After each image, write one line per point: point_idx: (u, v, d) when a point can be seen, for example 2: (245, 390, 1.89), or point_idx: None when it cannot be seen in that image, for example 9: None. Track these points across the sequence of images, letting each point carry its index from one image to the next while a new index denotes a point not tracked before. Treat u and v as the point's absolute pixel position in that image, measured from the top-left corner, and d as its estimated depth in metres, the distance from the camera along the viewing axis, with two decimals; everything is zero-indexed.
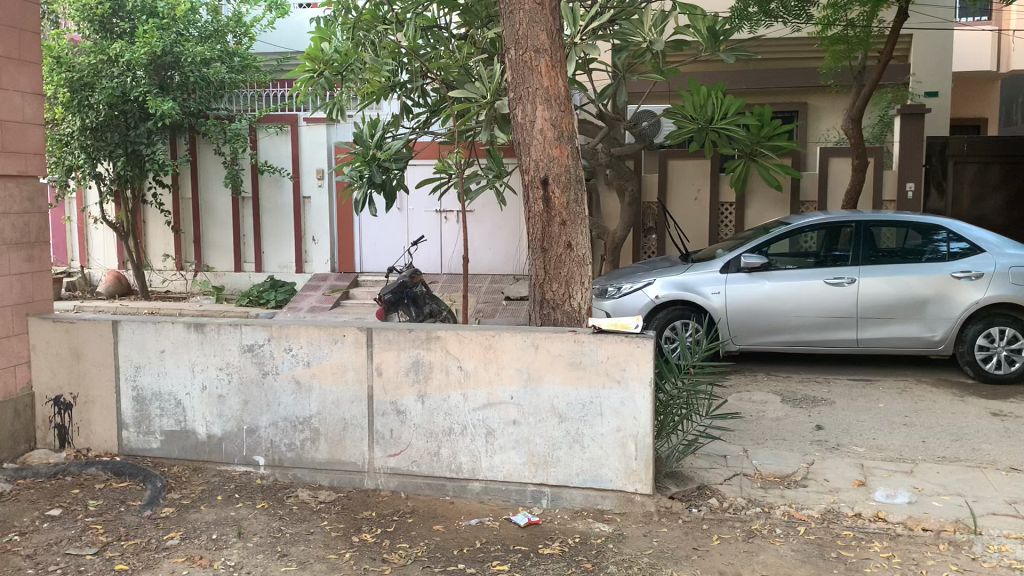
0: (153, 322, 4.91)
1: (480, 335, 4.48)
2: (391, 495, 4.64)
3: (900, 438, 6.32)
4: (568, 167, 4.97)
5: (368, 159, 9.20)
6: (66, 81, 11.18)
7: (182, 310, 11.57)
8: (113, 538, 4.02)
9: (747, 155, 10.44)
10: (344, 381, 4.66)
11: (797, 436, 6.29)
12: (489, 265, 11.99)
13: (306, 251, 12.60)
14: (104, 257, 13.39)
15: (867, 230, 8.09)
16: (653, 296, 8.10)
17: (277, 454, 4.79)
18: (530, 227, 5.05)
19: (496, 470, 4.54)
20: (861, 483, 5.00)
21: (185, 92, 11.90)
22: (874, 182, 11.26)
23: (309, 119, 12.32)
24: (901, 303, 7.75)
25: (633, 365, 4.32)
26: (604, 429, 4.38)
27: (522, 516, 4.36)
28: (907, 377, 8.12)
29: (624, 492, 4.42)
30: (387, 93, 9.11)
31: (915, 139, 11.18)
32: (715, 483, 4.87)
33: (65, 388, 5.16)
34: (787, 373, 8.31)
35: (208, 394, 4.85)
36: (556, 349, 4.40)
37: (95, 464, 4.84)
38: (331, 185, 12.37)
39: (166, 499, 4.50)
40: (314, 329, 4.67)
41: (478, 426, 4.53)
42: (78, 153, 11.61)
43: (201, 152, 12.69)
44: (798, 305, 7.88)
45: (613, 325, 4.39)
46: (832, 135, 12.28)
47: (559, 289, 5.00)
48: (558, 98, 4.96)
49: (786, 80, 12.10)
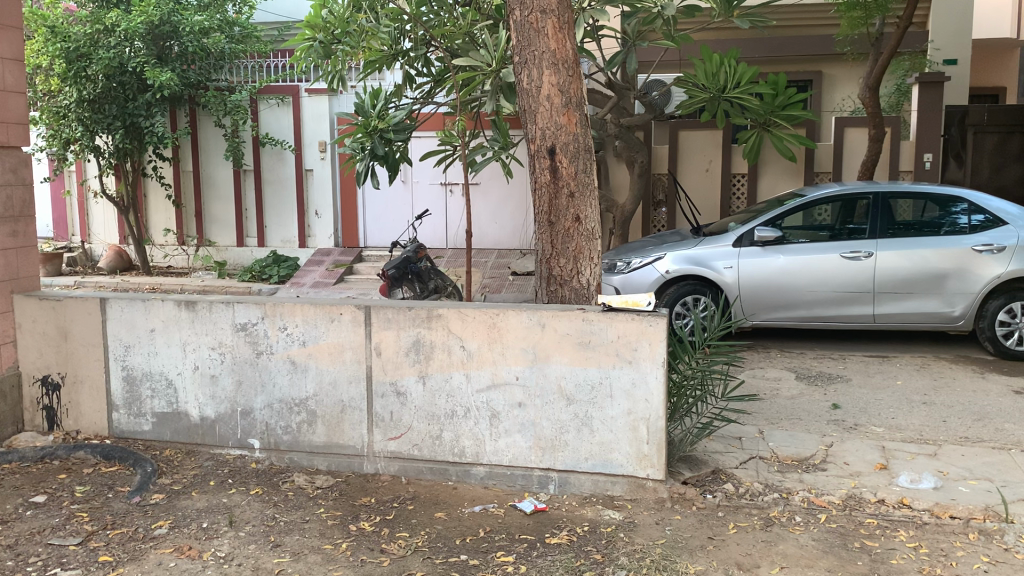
0: (143, 300, 4.69)
1: (483, 313, 4.25)
2: (391, 480, 4.45)
3: (920, 417, 6.09)
4: (576, 135, 4.72)
5: (370, 131, 8.90)
6: (61, 52, 10.85)
7: (184, 286, 11.38)
8: (98, 527, 3.82)
9: (760, 125, 10.16)
10: (342, 362, 4.44)
11: (813, 416, 6.07)
12: (495, 239, 11.73)
13: (309, 225, 12.36)
14: (105, 232, 13.16)
15: (885, 202, 7.78)
16: (664, 271, 7.85)
17: (273, 437, 4.59)
18: (536, 200, 4.81)
19: (501, 454, 4.34)
20: (884, 467, 4.77)
21: (184, 63, 11.62)
22: (891, 153, 10.92)
23: (310, 90, 12.05)
24: (920, 277, 7.49)
25: (645, 345, 4.09)
26: (614, 412, 4.17)
27: (528, 503, 4.15)
28: (925, 353, 7.87)
29: (635, 478, 4.21)
30: (389, 62, 8.81)
31: (933, 109, 10.84)
32: (731, 467, 4.66)
33: (53, 367, 4.96)
34: (801, 349, 8.07)
35: (200, 374, 4.64)
36: (565, 328, 4.17)
37: (84, 448, 4.65)
38: (333, 158, 12.11)
39: (156, 484, 4.31)
40: (309, 307, 4.44)
41: (481, 408, 4.32)
42: (76, 126, 11.35)
43: (201, 124, 12.44)
44: (813, 280, 7.63)
45: (624, 303, 4.19)
46: (847, 105, 11.98)
47: (567, 265, 4.76)
48: (566, 62, 4.69)
49: (801, 47, 11.76)
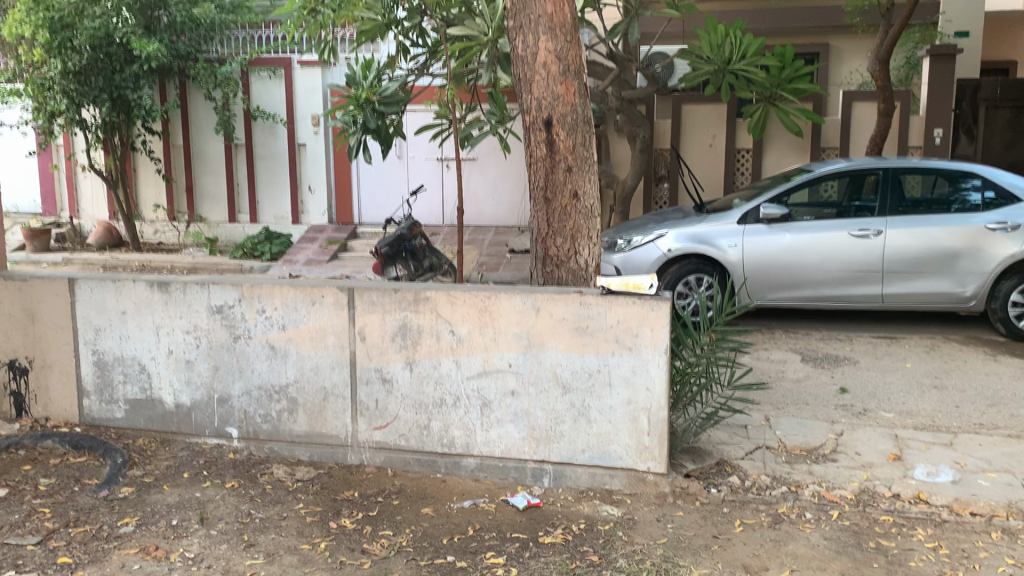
0: (114, 280, 4.42)
1: (475, 296, 3.98)
2: (377, 472, 4.19)
3: (932, 402, 5.83)
4: (575, 106, 4.42)
5: (361, 104, 8.53)
6: (45, 22, 10.27)
7: (173, 264, 11.11)
8: (60, 524, 3.57)
9: (766, 98, 9.80)
10: (324, 346, 4.18)
11: (820, 401, 5.82)
12: (493, 217, 11.44)
13: (302, 201, 12.08)
14: (94, 208, 12.83)
15: (894, 177, 7.46)
16: (665, 249, 7.55)
17: (252, 425, 4.34)
18: (531, 175, 4.53)
19: (493, 445, 4.08)
20: (897, 458, 4.52)
21: (173, 34, 11.32)
22: (899, 128, 10.57)
23: (302, 61, 11.70)
24: (930, 257, 7.21)
25: (647, 331, 3.82)
26: (613, 402, 3.91)
27: (521, 498, 3.90)
28: (935, 335, 7.61)
29: (635, 471, 3.96)
30: (383, 32, 8.51)
31: (943, 82, 10.48)
32: (736, 458, 4.40)
33: (20, 351, 4.67)
34: (806, 330, 7.80)
35: (174, 359, 4.38)
36: (560, 313, 3.90)
37: (52, 437, 4.39)
38: (327, 132, 11.78)
39: (126, 477, 4.06)
40: (289, 288, 4.17)
41: (472, 397, 4.06)
42: (61, 98, 10.97)
43: (191, 97, 12.10)
44: (820, 259, 7.35)
45: (625, 286, 3.84)
46: (855, 78, 11.65)
47: (564, 245, 4.48)
48: (563, 26, 4.38)
49: (808, 19, 11.41)
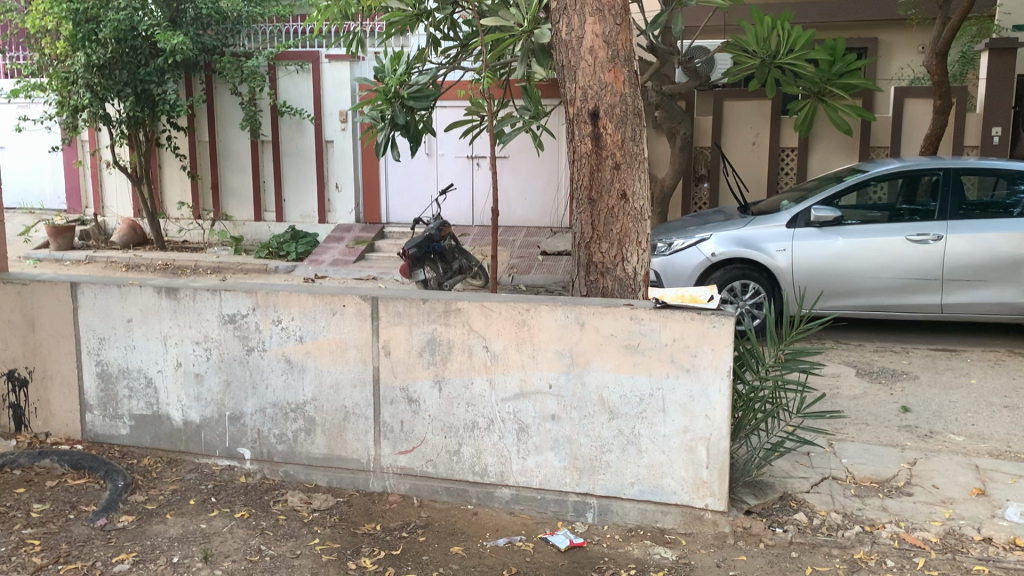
0: (118, 286, 4.05)
1: (512, 308, 3.56)
2: (401, 501, 3.79)
3: (1007, 424, 5.32)
4: (624, 96, 3.99)
5: (389, 98, 8.11)
6: (68, 12, 10.10)
7: (197, 264, 10.78)
8: (50, 560, 3.22)
9: (814, 94, 9.28)
10: (345, 362, 3.78)
11: (882, 421, 5.34)
12: (524, 217, 11.02)
13: (329, 200, 11.75)
14: (119, 205, 12.57)
15: (957, 178, 6.88)
16: (709, 253, 7.08)
17: (266, 446, 3.96)
18: (575, 173, 4.10)
19: (530, 475, 3.66)
20: (982, 493, 4.03)
21: (199, 27, 10.92)
22: (955, 127, 9.99)
23: (330, 55, 11.37)
24: (995, 264, 6.69)
25: (707, 351, 3.38)
26: (667, 430, 3.47)
27: (562, 537, 3.47)
28: (1000, 348, 7.06)
29: (691, 508, 3.52)
30: (414, 24, 8.00)
31: (1004, 78, 9.84)
32: (802, 492, 3.95)
33: (19, 361, 4.32)
34: (859, 341, 7.30)
35: (183, 372, 4.01)
36: (608, 328, 3.47)
37: (50, 455, 4.04)
38: (354, 128, 11.44)
39: (127, 502, 3.70)
40: (308, 297, 3.77)
41: (507, 420, 3.64)
42: (84, 92, 10.59)
43: (217, 91, 11.80)
44: (877, 266, 6.83)
45: (681, 298, 3.46)
46: (906, 74, 11.13)
47: (610, 250, 4.05)
48: (613, 8, 3.95)
49: (858, 12, 10.86)
